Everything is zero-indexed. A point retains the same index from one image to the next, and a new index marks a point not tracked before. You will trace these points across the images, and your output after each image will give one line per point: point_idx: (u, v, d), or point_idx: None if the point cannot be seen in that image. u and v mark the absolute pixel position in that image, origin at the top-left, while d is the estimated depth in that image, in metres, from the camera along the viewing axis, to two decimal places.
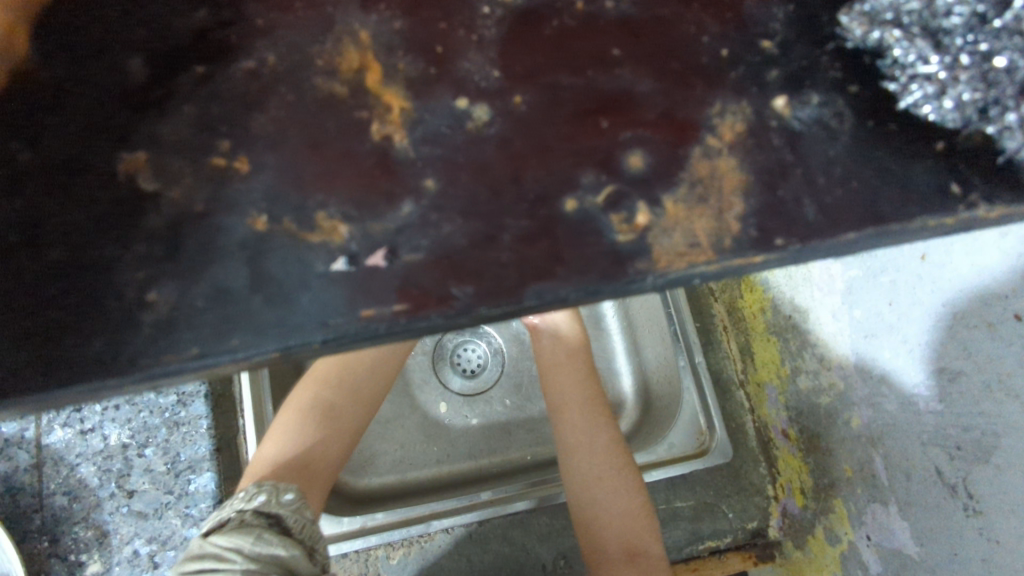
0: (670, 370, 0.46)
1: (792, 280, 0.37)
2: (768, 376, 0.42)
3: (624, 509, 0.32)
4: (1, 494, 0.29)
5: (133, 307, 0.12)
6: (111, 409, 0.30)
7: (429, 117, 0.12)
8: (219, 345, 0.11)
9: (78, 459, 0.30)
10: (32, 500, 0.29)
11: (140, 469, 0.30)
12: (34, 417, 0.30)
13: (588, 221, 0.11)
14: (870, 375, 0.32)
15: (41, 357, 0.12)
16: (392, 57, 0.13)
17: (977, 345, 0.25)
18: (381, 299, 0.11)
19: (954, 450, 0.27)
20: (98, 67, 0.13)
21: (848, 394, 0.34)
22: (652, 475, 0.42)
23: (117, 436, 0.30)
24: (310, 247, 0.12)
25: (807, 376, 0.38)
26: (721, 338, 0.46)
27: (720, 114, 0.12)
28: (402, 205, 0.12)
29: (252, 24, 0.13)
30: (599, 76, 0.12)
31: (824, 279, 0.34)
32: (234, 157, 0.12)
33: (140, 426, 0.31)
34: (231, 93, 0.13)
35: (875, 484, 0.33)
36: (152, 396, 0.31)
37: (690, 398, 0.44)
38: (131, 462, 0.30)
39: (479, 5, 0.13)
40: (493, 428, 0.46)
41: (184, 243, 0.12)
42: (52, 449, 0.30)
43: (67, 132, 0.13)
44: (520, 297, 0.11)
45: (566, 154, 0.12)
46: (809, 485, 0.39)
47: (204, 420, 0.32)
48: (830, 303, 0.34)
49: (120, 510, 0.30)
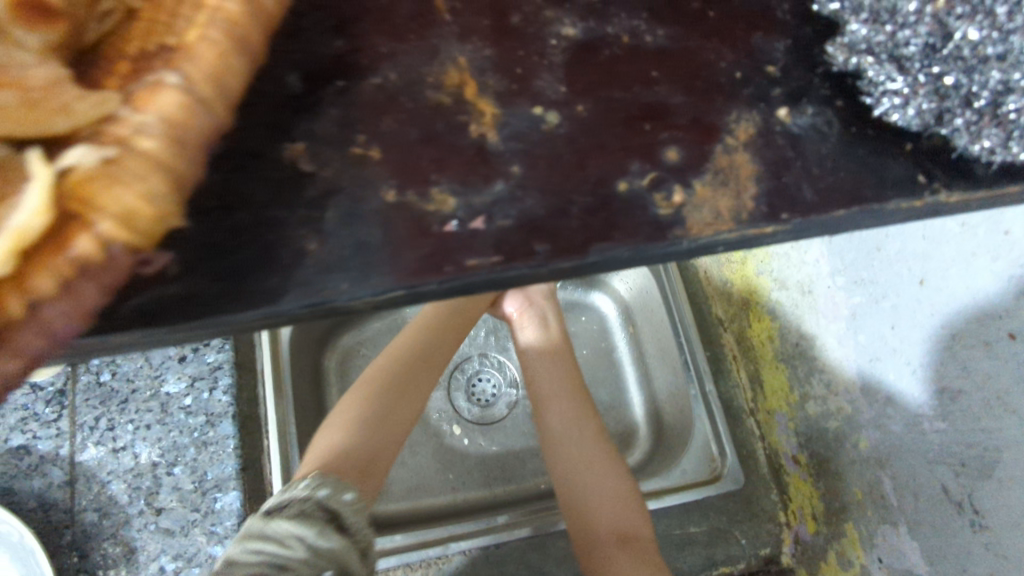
0: (681, 398, 0.48)
1: (798, 307, 0.40)
2: (777, 404, 0.43)
3: (612, 494, 0.36)
4: (35, 510, 0.32)
5: (293, 258, 0.14)
6: (143, 429, 0.33)
7: (513, 120, 0.15)
8: (360, 285, 0.14)
9: (109, 477, 0.32)
10: (64, 516, 0.32)
11: (169, 487, 0.33)
12: (69, 436, 0.33)
13: (637, 199, 0.15)
14: (875, 397, 0.34)
15: (206, 298, 0.13)
16: (484, 77, 0.16)
17: (976, 364, 0.28)
18: (481, 254, 0.14)
19: (960, 467, 0.30)
20: (266, 68, 0.15)
21: (856, 418, 0.36)
22: (664, 500, 0.44)
23: (147, 455, 0.33)
24: (426, 214, 0.14)
25: (815, 403, 0.39)
26: (732, 368, 0.48)
27: (737, 121, 0.16)
28: (495, 184, 0.15)
29: (374, 45, 0.16)
30: (642, 91, 0.16)
31: (829, 307, 0.37)
32: (369, 148, 0.15)
33: (169, 445, 0.33)
34: (362, 99, 0.15)
35: (884, 506, 0.35)
36: (182, 417, 0.34)
37: (702, 426, 0.46)
38: (160, 480, 0.33)
39: (549, 37, 0.16)
40: (508, 455, 0.46)
41: (327, 207, 0.14)
42: (84, 467, 0.32)
43: (245, 114, 0.15)
44: (586, 253, 0.14)
45: (618, 149, 0.15)
46: (820, 510, 0.40)
47: (230, 440, 0.34)
48: (834, 329, 0.37)
49: (147, 527, 0.32)
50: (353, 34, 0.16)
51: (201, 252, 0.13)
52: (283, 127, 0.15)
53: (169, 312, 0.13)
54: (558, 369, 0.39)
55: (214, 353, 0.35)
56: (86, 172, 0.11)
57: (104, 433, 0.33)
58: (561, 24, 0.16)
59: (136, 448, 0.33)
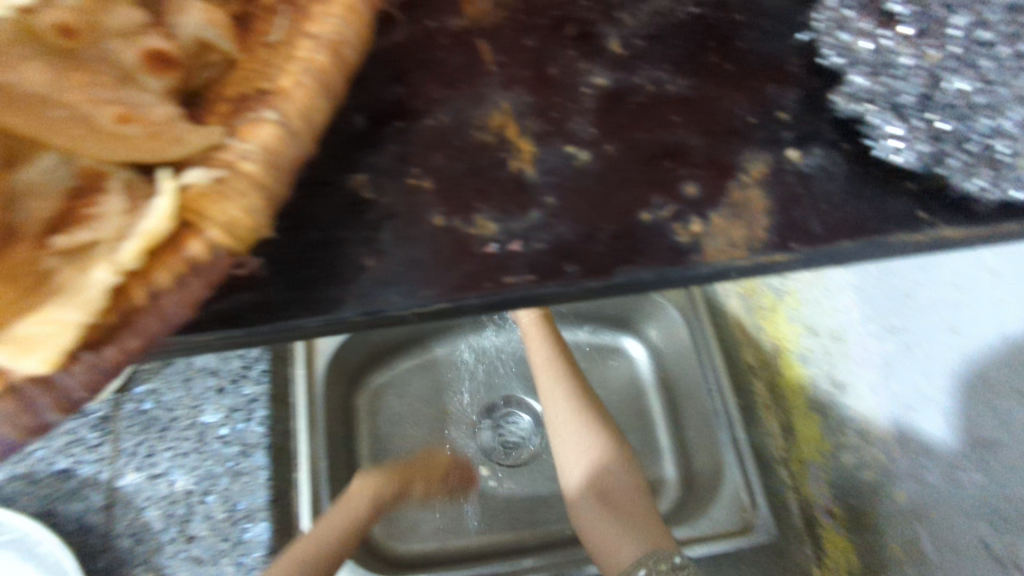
0: (711, 443, 0.43)
1: (829, 355, 0.38)
2: (810, 454, 0.41)
3: (588, 454, 0.36)
4: (70, 534, 0.26)
5: (353, 272, 0.16)
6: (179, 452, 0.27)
7: (548, 157, 0.17)
8: (411, 297, 0.15)
9: (145, 503, 0.27)
10: (100, 540, 0.26)
11: (202, 515, 0.27)
12: (108, 454, 0.27)
13: (658, 228, 0.16)
14: (912, 446, 0.33)
15: (273, 304, 0.15)
16: (523, 119, 0.18)
17: (1013, 414, 0.27)
18: (518, 273, 0.16)
19: (996, 518, 0.29)
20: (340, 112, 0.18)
21: (891, 467, 0.35)
22: (694, 550, 0.39)
23: (183, 481, 0.27)
24: (470, 237, 0.16)
25: (849, 452, 0.38)
26: (763, 415, 0.44)
27: (750, 160, 0.17)
28: (531, 212, 0.16)
29: (429, 93, 0.18)
30: (664, 133, 0.18)
31: (862, 355, 0.35)
32: (421, 179, 0.17)
33: (206, 471, 0.27)
34: (417, 138, 0.17)
35: (923, 561, 0.33)
36: (217, 441, 0.28)
37: (733, 475, 0.41)
38: (193, 509, 0.27)
39: (581, 86, 0.18)
40: (540, 499, 0.40)
41: (382, 227, 0.16)
42: (122, 491, 0.27)
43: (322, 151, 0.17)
44: (611, 274, 0.16)
45: (641, 183, 0.17)
46: (857, 566, 0.38)
47: (264, 471, 0.28)
48: (867, 378, 0.35)
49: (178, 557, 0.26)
50: (412, 82, 0.18)
51: (280, 264, 0.16)
52: (351, 161, 0.17)
53: (242, 315, 0.15)
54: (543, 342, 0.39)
55: (253, 382, 0.29)
56: (202, 189, 0.13)
57: (139, 452, 0.27)
58: (593, 75, 0.18)
59: (173, 473, 0.27)
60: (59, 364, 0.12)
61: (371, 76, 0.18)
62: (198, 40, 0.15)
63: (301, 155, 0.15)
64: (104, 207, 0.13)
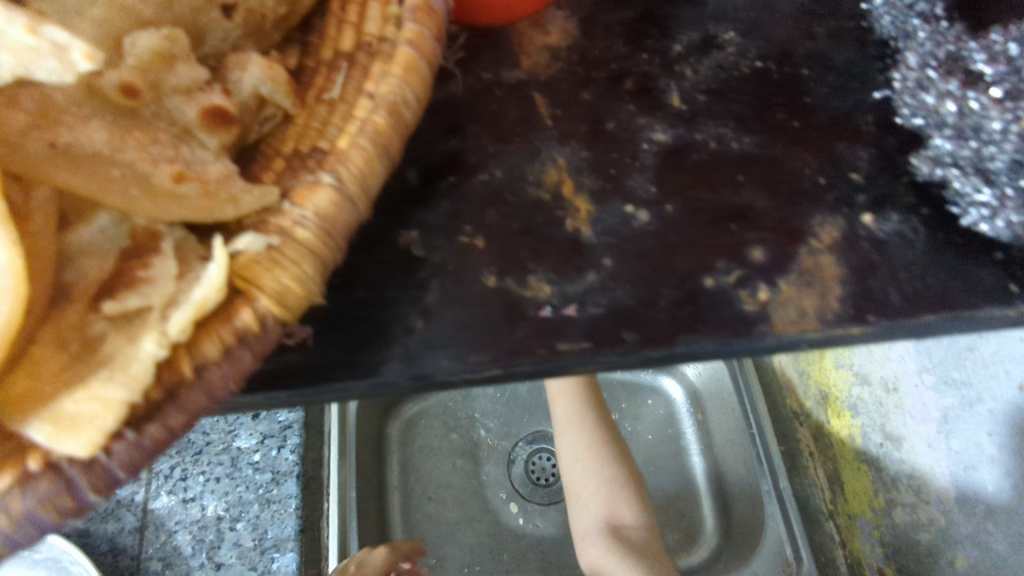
0: (752, 491, 0.39)
1: (882, 407, 0.35)
2: (860, 508, 0.37)
3: (604, 485, 0.34)
4: (106, 554, 0.30)
5: (403, 333, 0.15)
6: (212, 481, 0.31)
7: (605, 217, 0.16)
8: (462, 362, 0.15)
9: (176, 527, 0.30)
10: (131, 562, 0.30)
11: (230, 542, 0.30)
12: (145, 481, 0.31)
13: (723, 294, 0.15)
14: (974, 510, 0.31)
15: (317, 364, 0.15)
16: (580, 176, 0.17)
17: None
18: (573, 339, 0.15)
19: None
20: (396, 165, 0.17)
21: (952, 531, 0.32)
22: None
23: (213, 508, 0.31)
24: (522, 299, 0.15)
25: (903, 510, 0.35)
26: (808, 464, 0.41)
27: (821, 224, 0.16)
28: (588, 274, 0.16)
29: (484, 147, 0.18)
30: (729, 194, 0.17)
31: (917, 408, 0.33)
32: (474, 237, 0.16)
33: (235, 500, 0.31)
34: (471, 194, 0.17)
35: None
36: (250, 471, 0.32)
37: (776, 526, 0.37)
38: (222, 535, 0.30)
39: (641, 142, 0.18)
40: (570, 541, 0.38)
41: (430, 285, 0.16)
42: (155, 514, 0.31)
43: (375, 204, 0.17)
44: (673, 344, 0.15)
45: (705, 246, 0.16)
46: None
47: (293, 500, 0.32)
48: (923, 432, 0.33)
49: None
50: (466, 136, 0.18)
51: (335, 325, 0.15)
52: (404, 216, 0.16)
53: (285, 374, 0.15)
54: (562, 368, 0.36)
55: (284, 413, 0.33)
56: (256, 256, 0.12)
57: (176, 480, 0.31)
58: (652, 131, 0.18)
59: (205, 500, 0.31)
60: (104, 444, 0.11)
61: (426, 128, 0.18)
62: (256, 94, 0.15)
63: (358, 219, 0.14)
64: (154, 269, 0.12)
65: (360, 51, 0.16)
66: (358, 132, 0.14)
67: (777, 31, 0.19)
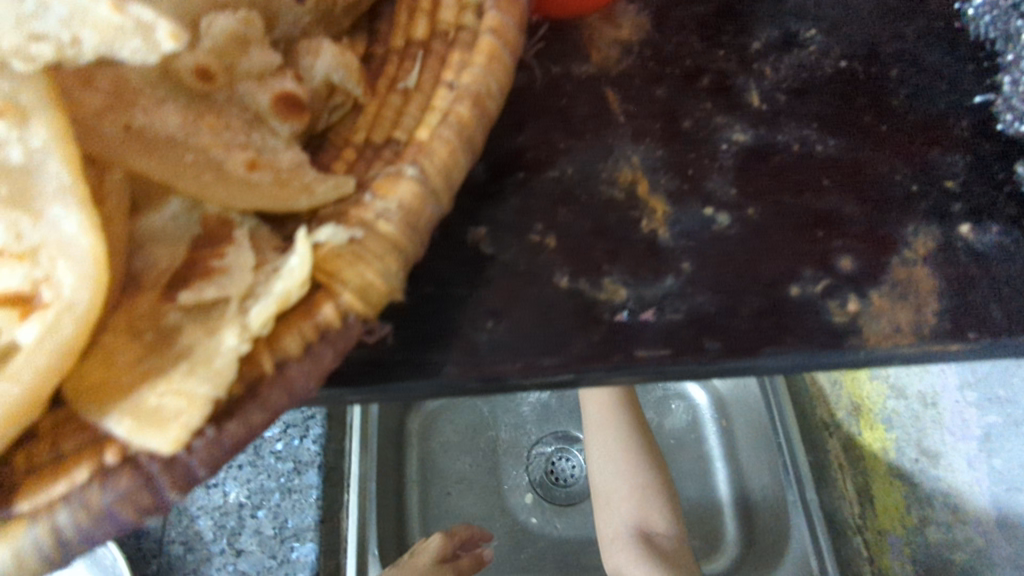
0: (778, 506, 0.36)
1: (919, 420, 0.34)
2: (890, 524, 0.36)
3: (636, 489, 0.32)
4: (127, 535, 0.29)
5: (471, 330, 0.15)
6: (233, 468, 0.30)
7: (683, 218, 0.16)
8: (535, 364, 0.14)
9: (197, 512, 0.29)
10: (152, 545, 0.29)
11: (251, 530, 0.29)
12: None
13: (811, 303, 0.15)
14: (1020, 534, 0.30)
15: (379, 360, 0.14)
16: (656, 175, 0.16)
17: None
18: (653, 346, 0.14)
19: None
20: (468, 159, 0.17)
21: (992, 553, 0.31)
22: None
23: (234, 494, 0.29)
24: (597, 301, 0.15)
25: (936, 528, 0.34)
26: (836, 476, 0.39)
27: (915, 233, 0.15)
28: (667, 278, 0.15)
29: (554, 142, 0.17)
30: (815, 197, 0.16)
31: (956, 422, 0.31)
32: (545, 236, 0.16)
33: (257, 487, 0.30)
34: (541, 191, 0.16)
35: None
36: (270, 459, 0.30)
37: (801, 539, 0.35)
38: (243, 522, 0.29)
39: (721, 142, 0.17)
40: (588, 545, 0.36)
41: (494, 280, 0.15)
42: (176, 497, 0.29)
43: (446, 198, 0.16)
44: (759, 354, 0.14)
45: (791, 251, 0.15)
46: None
47: (314, 490, 0.30)
48: (964, 449, 0.31)
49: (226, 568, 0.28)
50: (535, 129, 0.17)
51: (400, 321, 0.15)
52: (471, 211, 0.16)
53: (347, 368, 0.14)
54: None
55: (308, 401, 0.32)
56: (336, 247, 0.12)
57: None
58: (732, 129, 0.17)
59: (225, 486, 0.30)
60: (181, 440, 0.11)
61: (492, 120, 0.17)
62: (327, 82, 0.14)
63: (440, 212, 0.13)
64: (229, 259, 0.12)
65: (435, 39, 0.15)
66: (441, 124, 0.13)
67: (863, 27, 0.18)
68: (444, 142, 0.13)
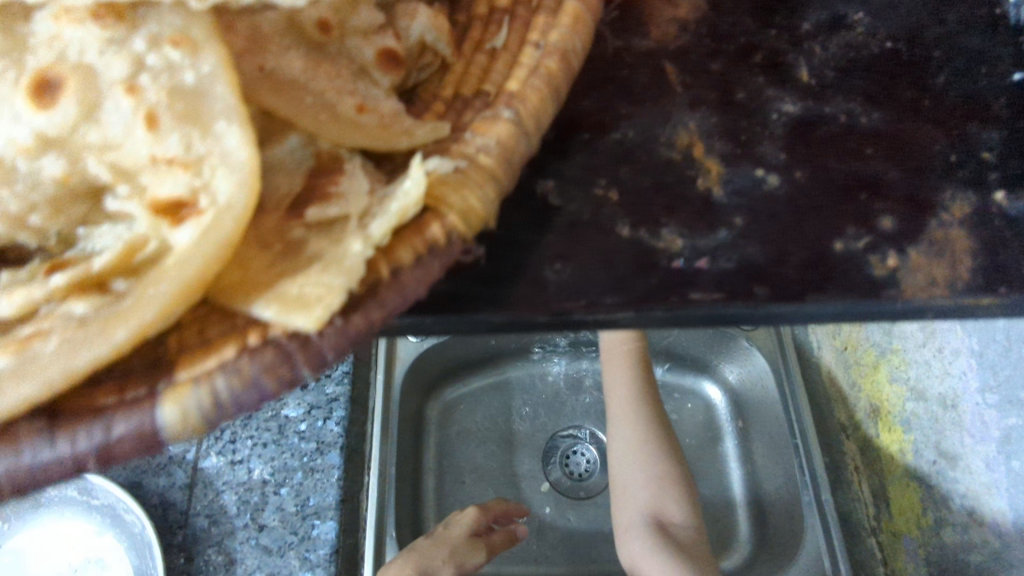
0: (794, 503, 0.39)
1: (937, 421, 0.35)
2: (904, 526, 0.37)
3: (652, 479, 0.35)
4: (157, 508, 0.33)
5: (542, 271, 0.16)
6: (260, 446, 0.34)
7: (736, 178, 0.17)
8: (599, 301, 0.15)
9: (223, 486, 0.33)
10: (179, 517, 0.33)
11: (274, 506, 0.33)
12: (196, 443, 0.34)
13: (854, 258, 0.16)
14: None
15: (456, 300, 0.16)
16: (711, 140, 0.18)
17: None
18: (705, 290, 0.16)
19: None
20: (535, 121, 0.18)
21: (1008, 556, 0.31)
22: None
23: (259, 471, 0.33)
24: (656, 250, 0.16)
25: (952, 529, 0.34)
26: (851, 479, 0.41)
27: (953, 198, 0.17)
28: (719, 231, 0.16)
29: (617, 108, 0.18)
30: (858, 164, 0.17)
31: (977, 426, 0.32)
32: (608, 190, 0.17)
33: (280, 466, 0.34)
34: (604, 151, 0.18)
35: None
36: (296, 440, 0.34)
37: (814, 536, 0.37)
38: (267, 498, 0.33)
39: (771, 111, 0.18)
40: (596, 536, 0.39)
41: (557, 227, 0.16)
42: (204, 473, 0.34)
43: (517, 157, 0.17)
44: (803, 299, 0.15)
45: (834, 212, 0.16)
46: None
47: (335, 470, 0.34)
48: (982, 450, 0.32)
49: (249, 541, 0.32)
50: (597, 97, 0.18)
51: (477, 267, 0.16)
52: (540, 168, 0.17)
53: (432, 303, 0.15)
54: (624, 361, 0.38)
55: (333, 386, 0.36)
56: (443, 178, 0.14)
57: (227, 445, 0.34)
58: (781, 101, 0.18)
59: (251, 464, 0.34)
60: (319, 323, 0.12)
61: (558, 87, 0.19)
62: (421, 41, 0.17)
63: (524, 151, 0.15)
64: (345, 186, 0.14)
65: (518, 6, 0.17)
66: (531, 76, 0.15)
67: (908, 13, 0.20)
68: (535, 91, 0.15)
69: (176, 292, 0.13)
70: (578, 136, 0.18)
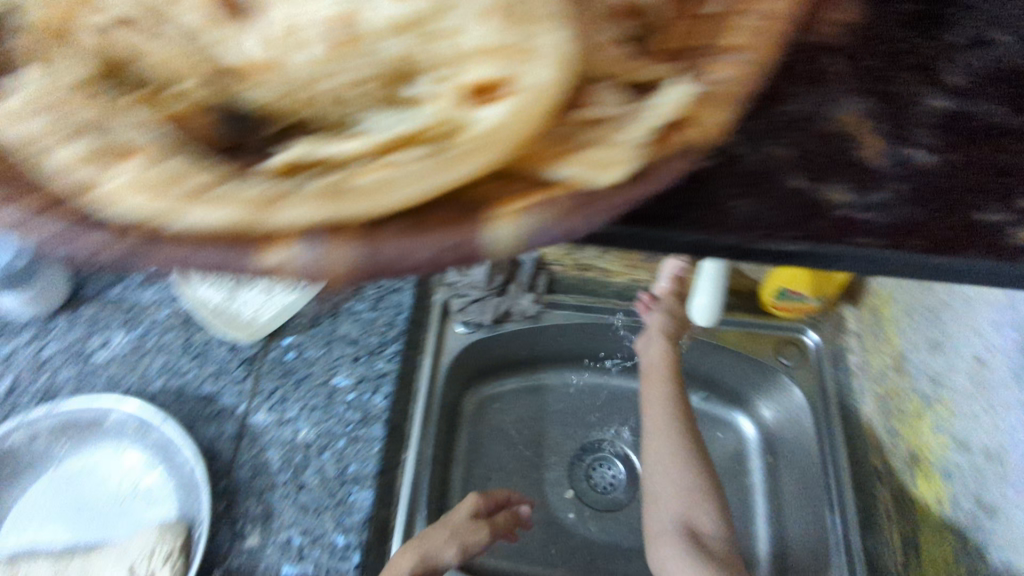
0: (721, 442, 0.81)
1: (985, 459, 0.66)
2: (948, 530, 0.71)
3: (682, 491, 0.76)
4: (226, 457, 0.80)
5: (730, 204, 0.30)
6: (297, 424, 0.82)
7: (862, 186, 0.31)
8: (795, 247, 0.29)
9: (267, 443, 0.81)
10: (238, 460, 0.80)
11: (309, 467, 0.80)
12: (242, 406, 0.83)
13: (950, 262, 0.30)
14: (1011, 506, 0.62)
15: (706, 225, 0.29)
16: (847, 151, 0.31)
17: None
18: (864, 244, 0.30)
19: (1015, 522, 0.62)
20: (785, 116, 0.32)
21: None
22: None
23: (298, 435, 0.82)
24: (813, 214, 0.30)
25: None
26: (877, 483, 0.81)
27: (987, 223, 0.30)
28: (838, 206, 0.30)
29: (789, 114, 0.32)
30: (920, 182, 0.31)
31: None
32: (791, 173, 0.31)
33: (314, 437, 0.82)
34: (780, 121, 0.32)
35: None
36: (376, 438, 0.81)
37: None
38: (301, 459, 0.80)
39: (901, 149, 0.32)
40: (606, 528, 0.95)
41: (748, 171, 0.31)
42: (248, 425, 0.82)
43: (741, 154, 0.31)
44: (894, 263, 0.30)
45: (934, 224, 0.30)
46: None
47: (371, 440, 0.81)
48: None
49: (284, 496, 0.77)
50: (796, 104, 0.32)
51: (694, 201, 0.30)
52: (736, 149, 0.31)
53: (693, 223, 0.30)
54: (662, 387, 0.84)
55: (377, 373, 0.86)
56: (687, 107, 0.28)
57: (269, 411, 0.83)
58: (902, 147, 0.32)
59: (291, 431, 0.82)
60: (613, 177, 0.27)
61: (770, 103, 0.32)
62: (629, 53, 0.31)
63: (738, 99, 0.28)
64: (620, 119, 0.29)
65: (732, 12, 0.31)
66: (756, 34, 0.29)
67: (992, 97, 0.33)
68: (764, 40, 0.29)
69: (492, 153, 0.28)
70: (769, 125, 0.32)
